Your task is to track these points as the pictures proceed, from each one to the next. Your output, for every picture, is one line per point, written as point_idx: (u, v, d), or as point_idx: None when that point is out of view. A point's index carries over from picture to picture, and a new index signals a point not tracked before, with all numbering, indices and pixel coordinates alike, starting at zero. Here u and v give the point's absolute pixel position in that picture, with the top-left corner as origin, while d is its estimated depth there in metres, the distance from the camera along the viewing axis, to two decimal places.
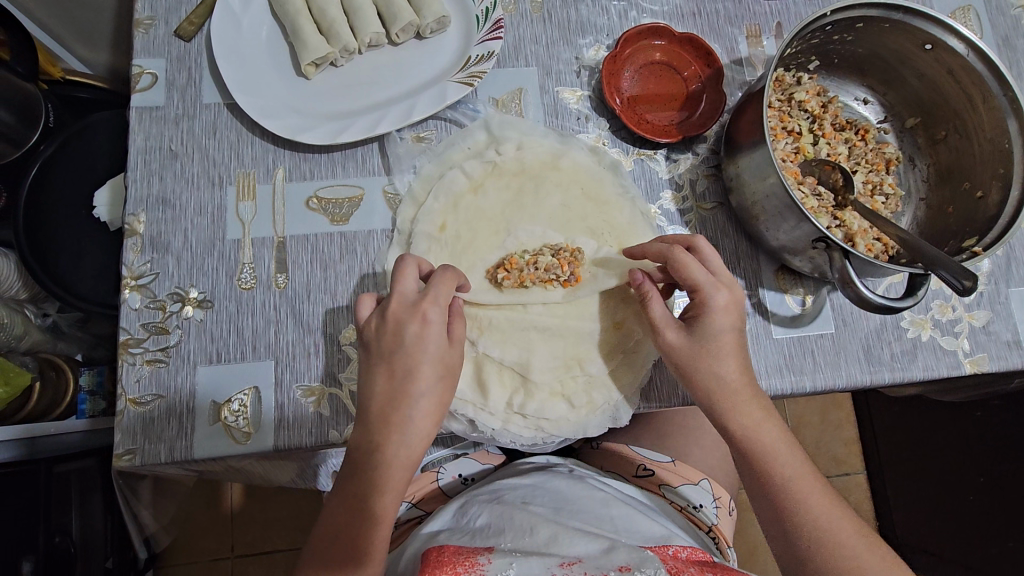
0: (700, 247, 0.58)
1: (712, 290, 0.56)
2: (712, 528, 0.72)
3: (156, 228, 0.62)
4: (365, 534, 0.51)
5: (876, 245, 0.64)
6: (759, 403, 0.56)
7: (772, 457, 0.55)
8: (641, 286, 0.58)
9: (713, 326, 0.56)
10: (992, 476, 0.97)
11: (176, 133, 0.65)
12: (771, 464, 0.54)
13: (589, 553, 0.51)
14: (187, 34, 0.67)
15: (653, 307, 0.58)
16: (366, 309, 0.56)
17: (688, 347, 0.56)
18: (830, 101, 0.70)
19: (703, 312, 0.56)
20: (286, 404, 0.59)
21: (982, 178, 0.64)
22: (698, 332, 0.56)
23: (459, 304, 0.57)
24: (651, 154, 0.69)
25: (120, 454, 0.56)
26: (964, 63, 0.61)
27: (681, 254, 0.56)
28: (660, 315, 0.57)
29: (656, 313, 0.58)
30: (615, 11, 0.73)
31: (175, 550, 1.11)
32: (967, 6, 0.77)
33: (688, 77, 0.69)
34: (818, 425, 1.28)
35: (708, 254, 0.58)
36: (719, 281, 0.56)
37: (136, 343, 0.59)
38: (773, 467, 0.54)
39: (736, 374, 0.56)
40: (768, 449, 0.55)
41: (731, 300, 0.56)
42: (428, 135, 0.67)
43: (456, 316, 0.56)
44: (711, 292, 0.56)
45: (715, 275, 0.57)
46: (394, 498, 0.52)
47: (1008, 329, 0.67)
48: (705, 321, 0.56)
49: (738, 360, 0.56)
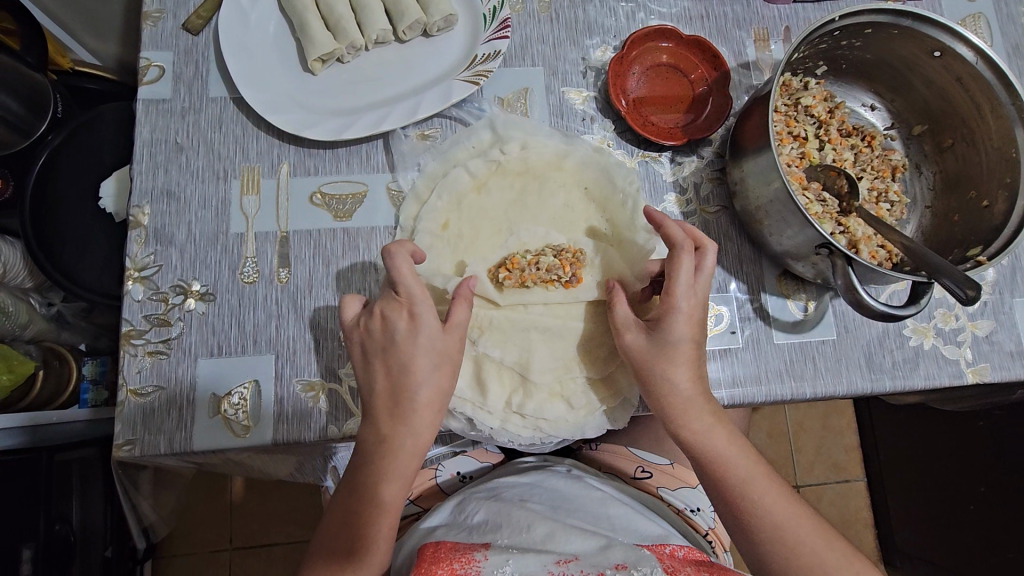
0: (705, 255, 0.57)
1: (685, 299, 0.55)
2: (708, 531, 0.73)
3: (161, 220, 0.63)
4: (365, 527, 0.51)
5: (880, 252, 0.64)
6: (709, 409, 0.56)
7: (730, 462, 0.54)
8: (613, 291, 0.60)
9: (673, 335, 0.55)
10: (993, 486, 0.97)
11: (182, 126, 0.65)
12: (730, 470, 0.54)
13: (586, 551, 0.51)
14: (195, 28, 0.67)
15: (616, 309, 0.59)
16: (353, 309, 0.56)
17: (646, 351, 0.56)
18: (836, 107, 0.70)
19: (665, 317, 0.55)
20: (286, 398, 0.59)
21: (989, 187, 0.64)
22: (657, 336, 0.56)
23: (471, 285, 0.57)
24: (656, 156, 0.69)
25: (119, 445, 0.56)
26: (972, 71, 0.61)
27: (684, 257, 0.55)
28: (623, 316, 0.58)
29: (620, 314, 0.58)
30: (622, 12, 0.73)
31: (175, 542, 1.11)
32: (978, 14, 0.76)
33: (694, 80, 0.69)
34: (818, 431, 1.27)
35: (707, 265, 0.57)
36: (691, 293, 0.55)
37: (139, 334, 0.59)
38: (739, 474, 0.54)
39: (688, 382, 0.55)
40: (726, 454, 0.55)
41: (694, 308, 0.56)
42: (432, 133, 0.67)
43: (460, 301, 0.55)
44: (681, 300, 0.55)
45: (695, 284, 0.56)
46: (399, 490, 0.53)
47: (1011, 339, 0.67)
48: (665, 328, 0.55)
49: (689, 368, 0.56)
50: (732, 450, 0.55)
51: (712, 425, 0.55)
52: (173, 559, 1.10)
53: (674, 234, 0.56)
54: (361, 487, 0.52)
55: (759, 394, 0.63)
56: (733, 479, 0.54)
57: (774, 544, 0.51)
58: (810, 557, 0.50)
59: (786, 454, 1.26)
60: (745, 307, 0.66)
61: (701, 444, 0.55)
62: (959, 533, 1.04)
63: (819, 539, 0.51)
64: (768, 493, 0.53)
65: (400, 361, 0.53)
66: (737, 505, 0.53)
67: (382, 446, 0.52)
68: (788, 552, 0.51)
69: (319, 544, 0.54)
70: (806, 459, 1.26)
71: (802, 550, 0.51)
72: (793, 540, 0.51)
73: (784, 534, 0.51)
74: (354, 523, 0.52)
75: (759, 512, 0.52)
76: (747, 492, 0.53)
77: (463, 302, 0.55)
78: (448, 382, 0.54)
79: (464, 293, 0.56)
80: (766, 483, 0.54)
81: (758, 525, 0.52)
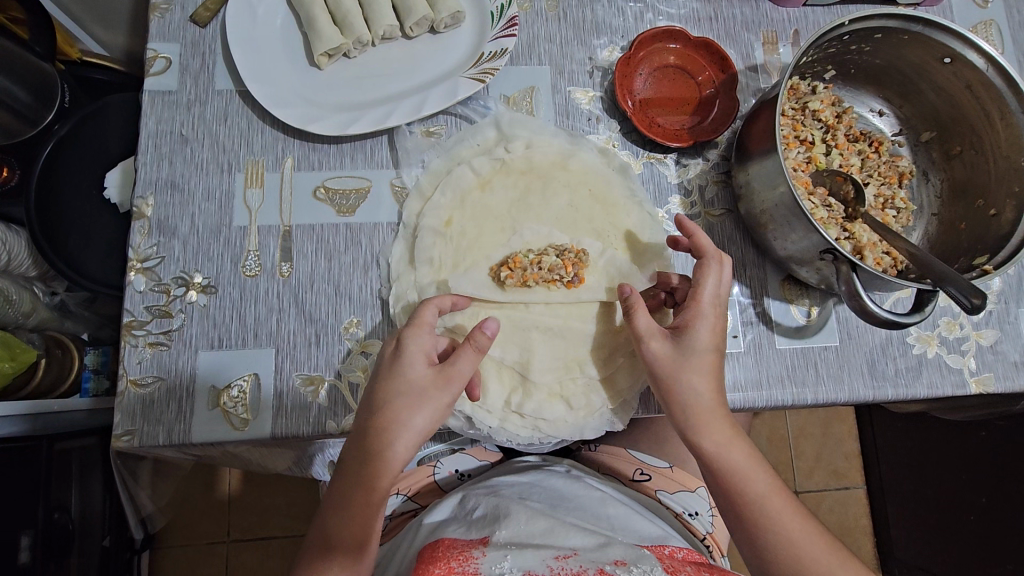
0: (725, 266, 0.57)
1: (710, 306, 0.55)
2: (706, 536, 0.72)
3: (164, 212, 0.63)
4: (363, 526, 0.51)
5: (885, 259, 0.63)
6: (731, 424, 0.55)
7: (748, 473, 0.54)
8: (630, 297, 0.58)
9: (697, 341, 0.55)
10: (994, 497, 0.96)
11: (187, 118, 0.65)
12: (752, 483, 0.53)
13: (584, 546, 0.51)
14: (202, 20, 0.67)
15: (638, 316, 0.57)
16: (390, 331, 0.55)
17: (672, 359, 0.55)
18: (844, 112, 0.69)
19: (690, 324, 0.55)
20: (286, 391, 0.59)
21: (997, 196, 0.63)
22: (683, 342, 0.55)
23: (488, 334, 0.53)
24: (661, 158, 0.69)
25: (119, 435, 0.56)
26: (982, 78, 0.60)
27: (711, 266, 0.56)
28: (646, 326, 0.56)
29: (640, 323, 0.56)
30: (631, 13, 0.72)
31: (173, 533, 1.12)
32: (989, 21, 0.76)
33: (702, 82, 0.68)
34: (819, 437, 1.27)
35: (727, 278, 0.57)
36: (715, 300, 0.56)
37: (140, 325, 0.59)
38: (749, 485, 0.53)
39: (710, 393, 0.55)
40: (747, 466, 0.54)
41: (718, 319, 0.56)
42: (437, 130, 0.67)
43: (470, 344, 0.52)
44: (707, 307, 0.55)
45: (719, 296, 0.56)
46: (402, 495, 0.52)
47: (1016, 349, 0.66)
48: (689, 334, 0.55)
49: (713, 384, 0.55)
50: (755, 463, 0.54)
51: (733, 442, 0.54)
52: (170, 550, 1.11)
53: (703, 243, 0.58)
54: (362, 481, 0.51)
55: (760, 399, 0.62)
56: (746, 493, 0.53)
57: (775, 550, 0.51)
58: (811, 562, 0.50)
59: (786, 460, 1.25)
60: (748, 311, 0.65)
61: (722, 457, 0.54)
62: (958, 544, 1.03)
63: (828, 551, 0.51)
64: (779, 503, 0.53)
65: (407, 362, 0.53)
66: (744, 511, 0.53)
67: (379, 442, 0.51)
68: (796, 564, 0.50)
69: (314, 538, 0.52)
70: (806, 465, 1.25)
71: (806, 559, 0.50)
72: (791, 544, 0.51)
73: (795, 546, 0.51)
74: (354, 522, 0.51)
75: (771, 521, 0.52)
76: (758, 505, 0.52)
77: (471, 351, 0.52)
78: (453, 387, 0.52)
79: (477, 340, 0.52)
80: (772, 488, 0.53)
81: (772, 536, 0.51)
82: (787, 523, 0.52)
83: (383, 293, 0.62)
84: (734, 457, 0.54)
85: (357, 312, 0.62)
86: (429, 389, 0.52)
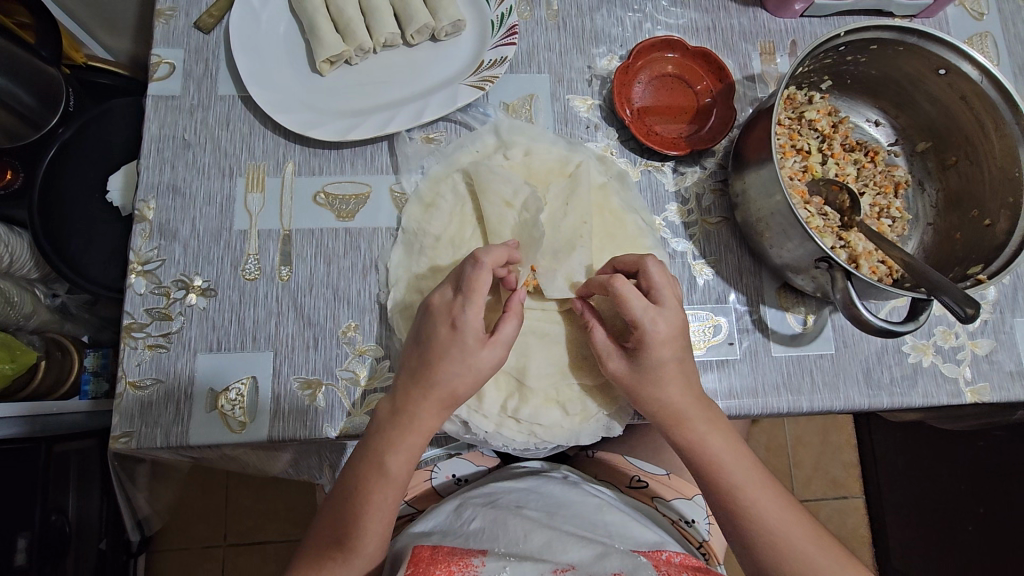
0: (623, 291, 0.53)
1: (646, 320, 0.54)
2: (703, 543, 0.72)
3: (166, 216, 0.63)
4: (365, 526, 0.53)
5: (880, 268, 0.64)
6: (690, 413, 0.56)
7: (722, 446, 0.56)
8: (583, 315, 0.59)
9: (655, 359, 0.55)
10: (990, 507, 0.97)
11: (190, 122, 0.66)
12: (722, 451, 0.56)
13: (583, 559, 0.51)
14: (207, 26, 0.68)
15: (595, 333, 0.57)
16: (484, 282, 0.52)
17: (630, 378, 0.56)
18: (840, 122, 0.70)
19: (641, 345, 0.54)
20: (284, 395, 0.59)
21: (991, 206, 0.64)
22: (642, 361, 0.55)
23: (521, 300, 0.56)
24: (659, 166, 0.69)
25: (117, 437, 0.56)
26: (977, 89, 0.61)
27: (624, 285, 0.53)
28: (602, 342, 0.57)
29: (599, 339, 0.57)
30: (630, 22, 0.73)
31: (168, 536, 1.11)
32: (985, 32, 0.76)
33: (699, 92, 0.69)
34: (817, 445, 1.27)
35: (656, 282, 0.55)
36: (648, 313, 0.54)
37: (139, 327, 0.60)
38: (725, 483, 0.55)
39: (676, 382, 0.55)
40: (712, 442, 0.56)
41: (669, 329, 0.55)
42: (437, 136, 0.68)
43: (511, 314, 0.55)
44: (647, 325, 0.54)
45: (655, 305, 0.54)
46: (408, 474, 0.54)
47: (1012, 359, 0.66)
48: (647, 355, 0.55)
49: (687, 385, 0.56)
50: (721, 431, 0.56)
51: (713, 433, 0.56)
52: (166, 553, 1.11)
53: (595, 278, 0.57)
54: (378, 470, 0.54)
55: (756, 406, 0.62)
56: (722, 456, 0.56)
57: (751, 523, 0.54)
58: (802, 553, 0.52)
59: (784, 470, 1.25)
60: (743, 319, 0.66)
61: (697, 427, 0.56)
62: (956, 554, 1.03)
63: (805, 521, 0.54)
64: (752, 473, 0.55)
65: (413, 368, 0.54)
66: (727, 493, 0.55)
67: (381, 427, 0.54)
68: (770, 536, 0.53)
69: (326, 527, 0.55)
70: (805, 474, 1.25)
71: (780, 548, 0.53)
72: (781, 537, 0.53)
73: (776, 538, 0.53)
74: (364, 504, 0.54)
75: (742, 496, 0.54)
76: (733, 472, 0.55)
77: (513, 318, 0.55)
78: (498, 349, 0.54)
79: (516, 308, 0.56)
80: (761, 467, 0.56)
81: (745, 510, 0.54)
82: (761, 498, 0.54)
83: (381, 297, 0.62)
84: (718, 440, 0.56)
85: (354, 316, 0.62)
86: (477, 358, 0.54)
